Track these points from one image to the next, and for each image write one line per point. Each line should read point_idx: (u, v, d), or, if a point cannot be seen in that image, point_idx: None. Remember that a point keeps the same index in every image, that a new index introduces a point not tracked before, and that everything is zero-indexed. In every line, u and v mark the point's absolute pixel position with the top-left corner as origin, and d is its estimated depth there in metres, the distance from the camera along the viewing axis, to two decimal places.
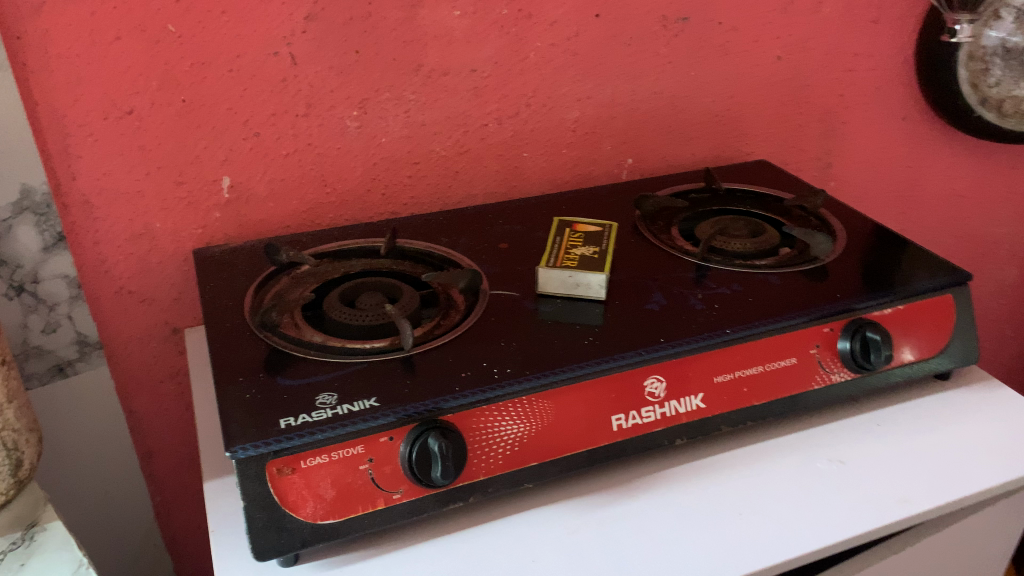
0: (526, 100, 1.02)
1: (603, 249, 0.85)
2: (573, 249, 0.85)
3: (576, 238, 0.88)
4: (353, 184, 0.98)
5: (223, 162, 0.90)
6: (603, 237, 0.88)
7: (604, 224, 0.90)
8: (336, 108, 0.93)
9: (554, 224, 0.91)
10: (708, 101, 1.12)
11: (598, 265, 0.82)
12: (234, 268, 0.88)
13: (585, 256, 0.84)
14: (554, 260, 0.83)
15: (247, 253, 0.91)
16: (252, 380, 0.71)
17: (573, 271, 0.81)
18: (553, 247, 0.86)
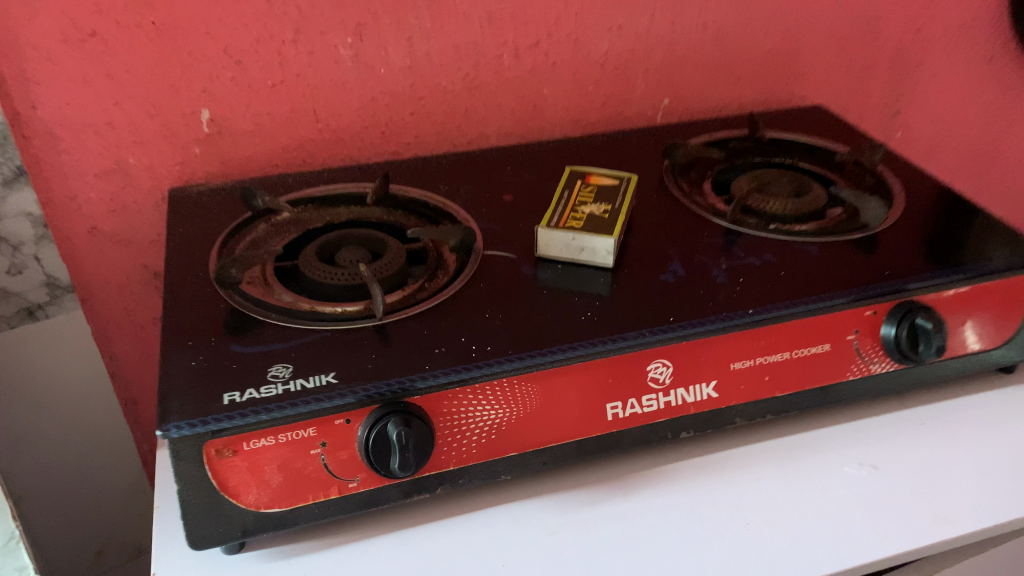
0: (547, 30, 0.90)
1: (615, 210, 0.75)
2: (582, 207, 0.75)
3: (587, 194, 0.77)
4: (349, 120, 0.89)
5: (201, 92, 0.81)
6: (619, 194, 0.77)
7: (622, 181, 0.80)
8: (328, 34, 0.83)
9: (565, 176, 0.81)
10: (760, 36, 0.98)
11: (608, 228, 0.72)
12: (210, 212, 0.80)
13: (594, 217, 0.74)
14: (558, 219, 0.74)
15: (226, 196, 0.83)
16: (203, 345, 0.64)
17: (578, 234, 0.72)
18: (560, 205, 0.76)
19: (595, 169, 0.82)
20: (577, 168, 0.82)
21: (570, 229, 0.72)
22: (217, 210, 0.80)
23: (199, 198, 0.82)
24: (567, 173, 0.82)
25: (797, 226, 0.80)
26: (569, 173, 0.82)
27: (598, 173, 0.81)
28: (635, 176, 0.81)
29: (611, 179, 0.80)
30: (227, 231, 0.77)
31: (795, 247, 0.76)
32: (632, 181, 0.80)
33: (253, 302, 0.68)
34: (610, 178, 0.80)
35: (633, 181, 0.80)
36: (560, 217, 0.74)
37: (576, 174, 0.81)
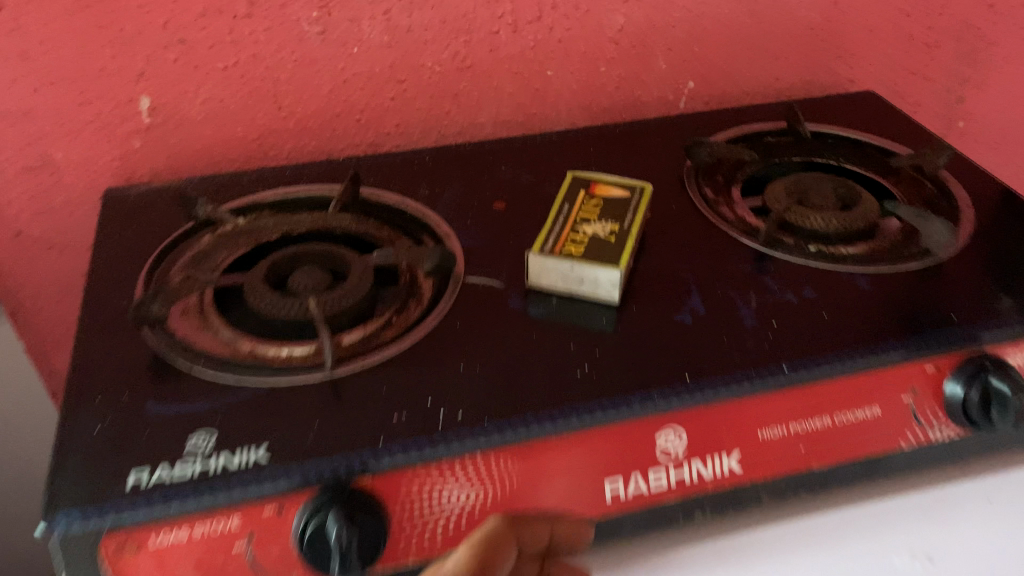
0: (553, 0, 0.76)
1: (624, 231, 0.62)
2: (584, 226, 0.63)
3: (591, 209, 0.65)
4: (317, 107, 0.76)
5: (138, 76, 0.69)
6: (630, 211, 0.65)
7: (634, 193, 0.67)
8: (289, 6, 0.69)
9: (566, 184, 0.68)
10: (806, 8, 0.83)
11: (613, 255, 0.60)
12: (147, 222, 0.68)
13: (597, 241, 0.61)
14: (555, 242, 0.61)
15: (169, 199, 0.71)
16: (114, 403, 0.52)
17: (578, 262, 0.59)
18: (558, 223, 0.63)
19: (602, 177, 0.69)
20: (582, 174, 0.70)
21: (568, 255, 0.60)
22: (157, 219, 0.68)
23: (138, 202, 0.70)
24: (569, 180, 0.69)
25: (842, 249, 0.67)
26: (571, 180, 0.69)
27: (606, 183, 0.68)
28: (650, 186, 0.68)
29: (621, 189, 0.67)
30: (164, 247, 0.65)
31: (841, 277, 0.63)
32: (645, 193, 0.67)
33: (181, 346, 0.57)
34: (620, 188, 0.67)
35: (647, 193, 0.67)
36: (557, 239, 0.61)
37: (580, 183, 0.68)
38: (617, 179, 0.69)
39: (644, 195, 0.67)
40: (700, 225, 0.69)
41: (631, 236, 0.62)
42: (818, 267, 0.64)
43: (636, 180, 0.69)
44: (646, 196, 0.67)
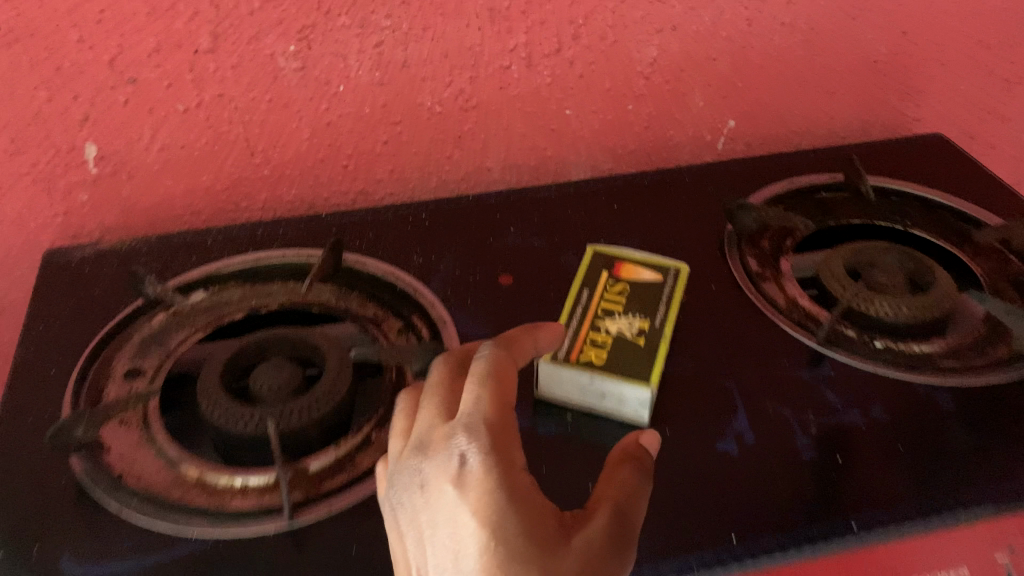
0: (574, 31, 0.65)
1: (656, 331, 0.51)
2: (607, 324, 0.52)
3: (616, 298, 0.54)
4: (296, 151, 0.65)
5: (82, 121, 0.58)
6: (662, 303, 0.54)
7: (668, 279, 0.56)
8: (260, 39, 0.58)
9: (586, 262, 0.57)
10: (869, 39, 0.71)
11: (643, 365, 0.49)
12: (90, 295, 0.58)
13: (624, 343, 0.50)
14: (571, 344, 0.50)
15: (118, 265, 0.60)
16: (20, 563, 0.42)
17: (600, 374, 0.48)
18: (575, 317, 0.53)
19: (629, 254, 0.58)
20: (604, 249, 0.59)
21: (588, 364, 0.49)
22: (101, 297, 0.58)
23: (81, 274, 0.60)
24: (589, 255, 0.58)
25: (914, 348, 0.56)
26: (591, 257, 0.58)
27: (634, 263, 0.57)
28: (686, 267, 0.57)
29: (652, 273, 0.57)
30: (104, 333, 0.55)
31: (916, 390, 0.52)
32: (681, 278, 0.57)
33: (113, 477, 0.47)
34: (650, 271, 0.57)
35: (682, 279, 0.56)
36: (575, 341, 0.51)
37: (602, 262, 0.57)
38: (647, 256, 0.58)
39: (679, 282, 0.56)
40: (743, 312, 0.58)
41: (665, 339, 0.51)
42: (886, 375, 0.53)
43: (670, 259, 0.58)
44: (682, 282, 0.56)
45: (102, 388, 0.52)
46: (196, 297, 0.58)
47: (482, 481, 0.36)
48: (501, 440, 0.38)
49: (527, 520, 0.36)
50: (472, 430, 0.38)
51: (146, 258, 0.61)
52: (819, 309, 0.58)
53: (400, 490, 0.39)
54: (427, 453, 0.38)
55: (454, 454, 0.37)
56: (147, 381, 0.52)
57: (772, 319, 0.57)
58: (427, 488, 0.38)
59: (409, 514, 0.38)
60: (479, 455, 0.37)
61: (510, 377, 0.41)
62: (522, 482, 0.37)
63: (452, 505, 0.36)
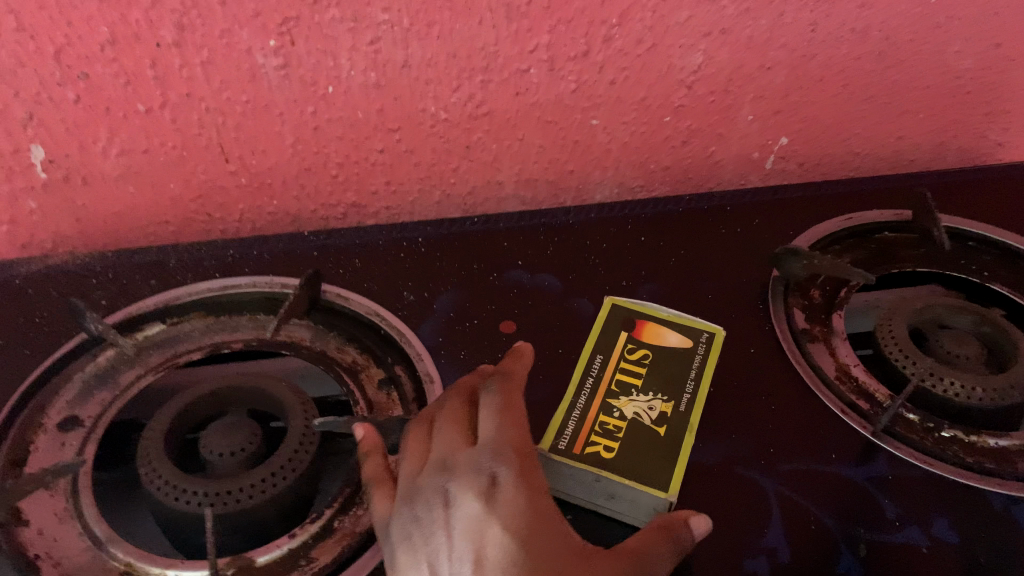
0: (608, 33, 0.55)
1: (682, 417, 0.45)
2: (622, 404, 0.45)
3: (634, 371, 0.47)
4: (277, 160, 0.57)
5: (26, 121, 0.50)
6: (690, 379, 0.47)
7: (698, 349, 0.49)
8: (234, 33, 0.49)
9: (600, 322, 0.51)
10: (958, 52, 0.60)
11: (662, 463, 0.42)
12: (32, 321, 0.51)
13: (641, 430, 0.44)
14: (577, 433, 0.44)
15: (69, 285, 0.53)
16: None
17: (608, 475, 0.41)
18: (585, 394, 0.46)
19: (653, 312, 0.51)
20: (623, 302, 0.52)
21: (593, 461, 0.42)
22: (42, 326, 0.51)
23: (23, 296, 0.52)
24: (604, 312, 0.51)
25: (989, 443, 0.47)
26: (605, 314, 0.51)
27: (660, 324, 0.50)
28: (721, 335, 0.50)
29: (681, 338, 0.49)
30: (40, 370, 0.48)
31: (993, 505, 0.44)
32: (714, 348, 0.49)
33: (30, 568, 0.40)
34: (678, 335, 0.50)
35: (717, 352, 0.49)
36: (582, 428, 0.44)
37: (619, 320, 0.50)
38: (675, 316, 0.51)
39: (711, 354, 0.49)
40: (784, 385, 0.49)
41: (694, 428, 0.44)
42: (953, 481, 0.45)
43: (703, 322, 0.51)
44: (715, 355, 0.49)
45: (29, 441, 0.45)
46: (153, 331, 0.51)
47: (515, 503, 0.38)
48: (529, 463, 0.39)
49: (554, 542, 0.37)
50: (501, 454, 0.39)
51: (97, 283, 0.53)
52: (877, 384, 0.49)
53: (418, 505, 0.39)
54: (453, 471, 0.39)
55: (483, 471, 0.39)
56: (82, 436, 0.45)
57: (818, 398, 0.48)
58: (453, 507, 0.38)
59: (425, 531, 0.38)
60: (508, 474, 0.39)
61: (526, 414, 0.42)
62: (544, 503, 0.38)
63: (479, 522, 0.37)
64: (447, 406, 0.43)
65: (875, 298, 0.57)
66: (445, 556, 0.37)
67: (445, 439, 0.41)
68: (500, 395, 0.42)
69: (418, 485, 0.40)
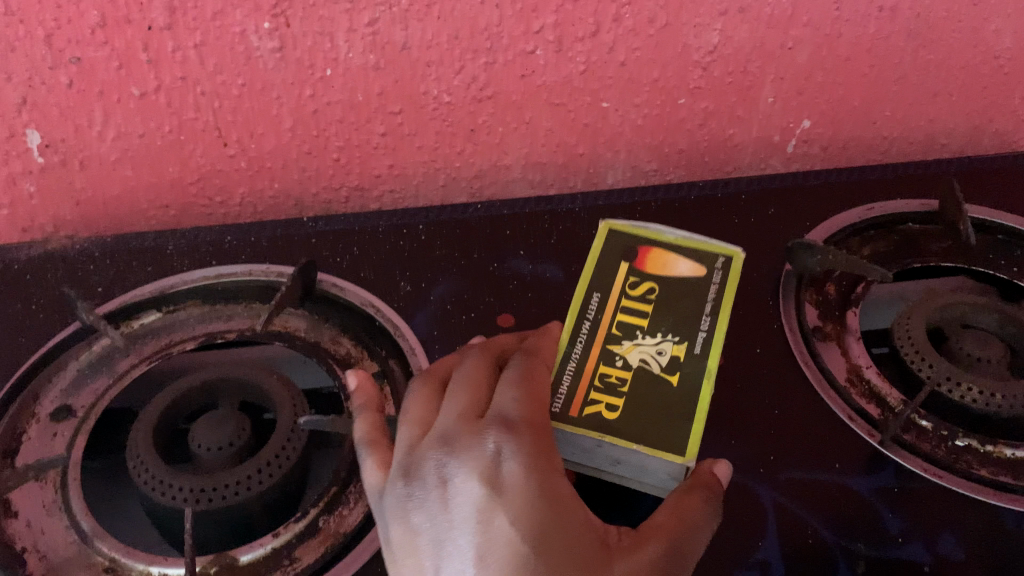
0: (617, 11, 0.52)
1: (697, 361, 0.41)
2: (627, 352, 0.41)
3: (637, 309, 0.43)
4: (277, 144, 0.56)
5: (20, 105, 0.49)
6: (704, 317, 0.43)
7: (714, 279, 0.44)
8: (227, 14, 0.48)
9: (598, 254, 0.46)
10: (998, 32, 0.56)
11: (672, 424, 0.38)
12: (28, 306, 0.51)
13: (652, 382, 0.40)
14: (572, 390, 0.40)
15: (67, 269, 0.53)
16: None
17: (609, 439, 0.38)
18: (582, 340, 0.42)
19: (661, 239, 0.46)
20: (623, 230, 0.47)
21: (595, 424, 0.38)
22: (36, 314, 0.51)
23: (21, 282, 0.53)
24: (604, 243, 0.46)
25: (1005, 453, 0.44)
26: (605, 246, 0.46)
27: (671, 253, 0.45)
28: (739, 257, 0.45)
29: (695, 267, 0.45)
30: (31, 362, 0.48)
31: (1005, 523, 0.42)
32: (732, 274, 0.45)
33: (14, 556, 0.40)
34: (692, 263, 0.45)
35: (735, 281, 0.44)
36: (579, 382, 0.40)
37: (621, 253, 0.46)
38: (688, 240, 0.46)
39: (728, 282, 0.44)
40: (787, 386, 0.47)
41: (711, 371, 0.40)
42: (963, 495, 0.42)
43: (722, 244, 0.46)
44: (732, 281, 0.44)
45: (22, 432, 0.45)
46: (147, 320, 0.51)
47: (527, 486, 0.33)
48: (543, 441, 0.34)
49: (572, 533, 0.33)
50: (512, 427, 0.34)
51: (94, 267, 0.54)
52: (889, 387, 0.47)
53: (415, 482, 0.34)
54: (456, 444, 0.35)
55: (488, 447, 0.34)
56: (74, 426, 0.45)
57: (825, 403, 0.46)
58: (452, 487, 0.33)
59: (423, 512, 0.34)
60: (516, 453, 0.34)
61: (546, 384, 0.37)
62: (560, 488, 0.33)
63: (485, 504, 0.33)
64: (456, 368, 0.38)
65: (898, 291, 0.54)
66: (444, 545, 0.33)
67: (451, 409, 0.36)
68: (521, 365, 0.37)
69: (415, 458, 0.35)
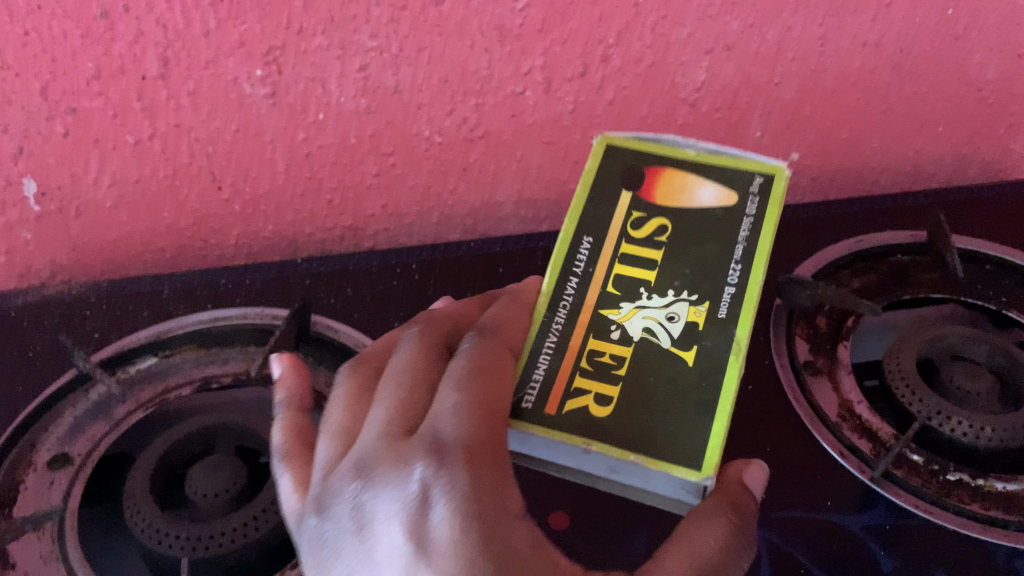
0: (605, 51, 0.52)
1: (725, 331, 0.35)
2: (628, 319, 0.36)
3: (642, 257, 0.37)
4: (271, 186, 0.56)
5: (16, 155, 0.50)
6: (731, 266, 0.36)
7: (747, 210, 0.37)
8: (220, 63, 0.49)
9: (592, 179, 0.39)
10: (980, 64, 0.57)
11: (679, 422, 0.33)
12: (24, 359, 0.52)
13: (662, 361, 0.35)
14: (547, 381, 0.34)
15: (65, 320, 0.55)
16: None
17: (597, 448, 0.33)
18: (565, 308, 0.36)
19: (678, 152, 0.39)
20: (625, 145, 0.40)
21: (585, 428, 0.33)
22: (35, 361, 0.52)
23: (19, 329, 0.54)
24: (602, 166, 0.39)
25: (997, 487, 0.44)
26: (603, 169, 0.39)
27: (690, 176, 0.38)
28: (782, 175, 0.38)
29: (722, 194, 0.38)
30: (30, 408, 0.48)
31: (995, 557, 0.42)
32: (772, 206, 0.37)
33: None
34: (718, 190, 0.38)
35: (775, 221, 0.37)
36: (560, 368, 0.35)
37: (626, 176, 0.39)
38: (712, 154, 0.39)
39: (765, 222, 0.37)
40: (778, 422, 0.48)
41: (742, 342, 0.35)
42: (954, 530, 0.43)
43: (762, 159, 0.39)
44: (771, 219, 0.37)
45: (19, 479, 0.45)
46: (145, 364, 0.52)
47: (456, 528, 0.29)
48: (481, 462, 0.31)
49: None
50: (441, 452, 0.31)
51: (90, 312, 0.55)
52: (880, 422, 0.47)
53: (331, 520, 0.32)
54: (373, 475, 0.32)
55: (410, 480, 0.30)
56: (72, 473, 0.46)
57: (817, 440, 0.47)
58: (371, 527, 0.31)
59: (340, 549, 0.31)
60: (440, 485, 0.30)
61: (501, 382, 0.33)
62: (503, 522, 0.30)
63: (407, 550, 0.29)
64: (391, 380, 0.35)
65: (890, 319, 0.53)
66: None
67: (384, 414, 0.34)
68: (473, 354, 0.34)
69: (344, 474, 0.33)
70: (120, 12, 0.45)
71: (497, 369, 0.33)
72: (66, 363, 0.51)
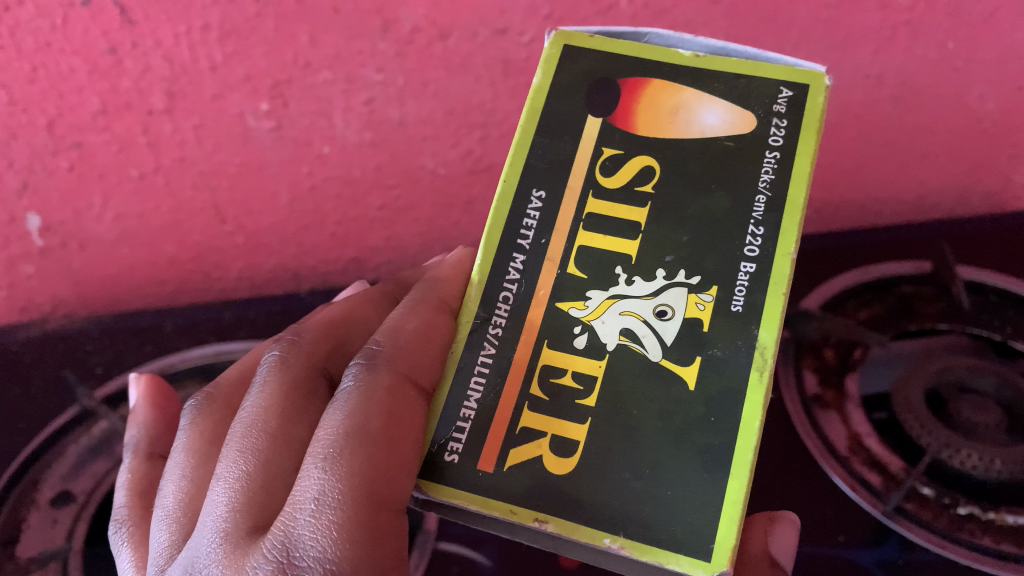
0: None
1: (744, 334, 0.33)
2: (599, 316, 0.34)
3: (618, 217, 0.35)
4: (274, 220, 0.56)
5: (22, 190, 0.51)
6: (750, 229, 0.34)
7: (769, 139, 0.35)
8: (225, 97, 0.49)
9: (544, 98, 0.37)
10: (981, 97, 0.52)
11: (666, 489, 0.32)
12: (23, 397, 0.53)
13: (650, 390, 0.33)
14: (483, 422, 0.34)
15: (67, 356, 0.55)
16: None
17: (554, 529, 0.31)
18: (507, 301, 0.35)
19: (676, 58, 0.37)
20: (591, 49, 0.38)
21: (545, 502, 0.32)
22: (35, 397, 0.53)
23: (20, 365, 0.55)
24: (561, 79, 0.37)
25: (1008, 520, 0.43)
26: (563, 85, 0.37)
27: (691, 92, 0.36)
28: (821, 85, 0.35)
29: (728, 116, 0.35)
30: (32, 448, 0.50)
31: None
32: (803, 134, 0.35)
33: None
34: (725, 110, 0.35)
35: (807, 167, 0.34)
36: (499, 410, 0.34)
37: (599, 91, 0.37)
38: (714, 57, 0.36)
39: (792, 166, 0.34)
40: (785, 453, 0.49)
41: (767, 343, 0.33)
42: (966, 565, 0.43)
43: (788, 63, 0.36)
44: (802, 165, 0.34)
45: (23, 519, 0.47)
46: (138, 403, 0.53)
47: None
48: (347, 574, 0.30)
49: None
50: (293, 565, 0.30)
51: (91, 347, 0.56)
52: (891, 455, 0.47)
53: None
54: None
55: None
56: (75, 511, 0.48)
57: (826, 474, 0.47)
58: None
59: None
60: None
61: (384, 460, 0.32)
62: None
63: None
64: (261, 455, 0.34)
65: (896, 350, 0.51)
66: None
67: (239, 501, 0.33)
68: (349, 413, 0.33)
69: (195, 556, 0.33)
70: (128, 48, 0.45)
71: (383, 429, 0.32)
72: (66, 398, 0.53)
